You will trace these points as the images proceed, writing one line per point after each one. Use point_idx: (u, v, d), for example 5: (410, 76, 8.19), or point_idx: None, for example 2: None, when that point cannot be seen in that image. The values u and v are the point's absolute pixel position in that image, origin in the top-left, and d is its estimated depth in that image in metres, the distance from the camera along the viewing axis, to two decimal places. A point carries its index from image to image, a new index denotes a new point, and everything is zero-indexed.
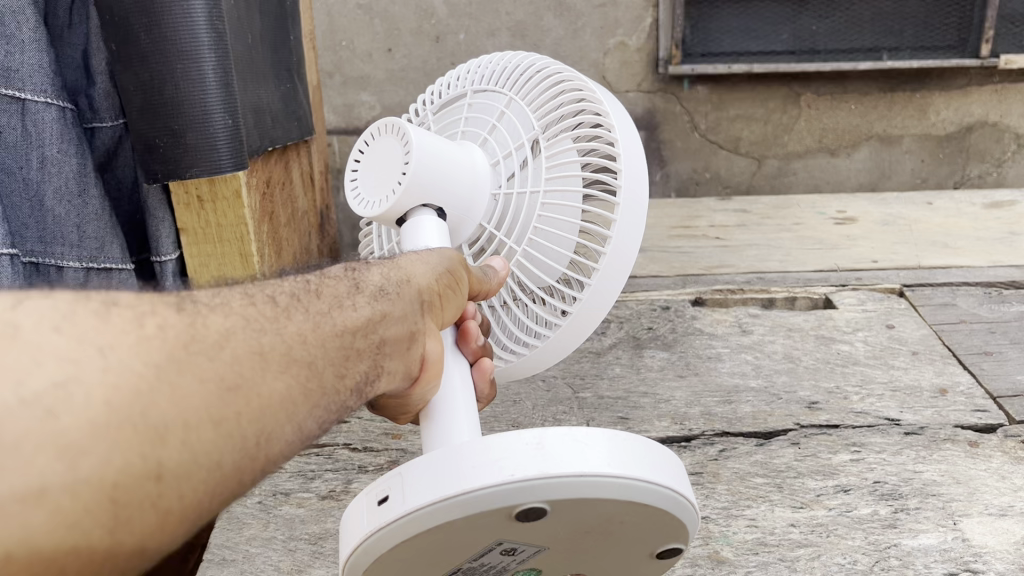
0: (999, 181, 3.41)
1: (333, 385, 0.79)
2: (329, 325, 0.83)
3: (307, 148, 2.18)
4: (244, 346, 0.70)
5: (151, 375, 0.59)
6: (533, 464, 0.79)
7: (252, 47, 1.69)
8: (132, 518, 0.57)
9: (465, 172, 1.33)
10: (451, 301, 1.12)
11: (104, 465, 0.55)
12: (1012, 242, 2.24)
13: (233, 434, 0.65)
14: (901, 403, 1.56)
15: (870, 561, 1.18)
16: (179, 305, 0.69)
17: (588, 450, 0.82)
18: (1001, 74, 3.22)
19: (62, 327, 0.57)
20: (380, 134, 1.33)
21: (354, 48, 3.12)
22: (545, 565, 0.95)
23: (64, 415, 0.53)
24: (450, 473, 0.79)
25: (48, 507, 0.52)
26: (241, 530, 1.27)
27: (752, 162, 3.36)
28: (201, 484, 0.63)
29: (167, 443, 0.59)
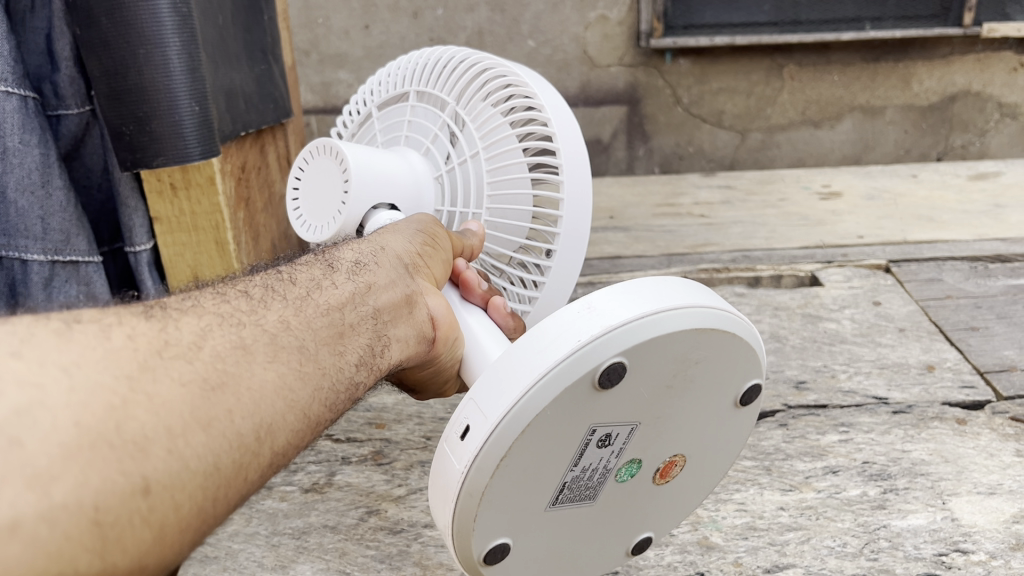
0: (981, 152, 3.40)
1: (331, 365, 0.80)
2: (315, 305, 0.84)
3: (284, 131, 2.14)
4: (221, 342, 0.70)
5: (122, 388, 0.59)
6: (593, 323, 0.83)
7: (223, 27, 1.65)
8: (124, 536, 0.57)
9: (400, 182, 1.38)
10: (439, 263, 1.13)
11: (79, 488, 0.53)
12: (998, 215, 2.23)
13: (225, 433, 0.65)
14: (889, 381, 1.55)
15: (859, 544, 1.17)
16: (148, 313, 0.69)
17: (637, 297, 0.86)
18: (983, 43, 3.20)
19: (20, 352, 0.56)
20: (313, 155, 1.38)
21: (330, 25, 3.06)
22: (647, 454, 0.92)
23: (29, 441, 0.52)
24: (523, 365, 0.83)
25: (24, 540, 0.50)
26: (222, 527, 1.25)
27: (735, 135, 3.34)
28: (197, 490, 0.62)
29: (152, 454, 0.59)
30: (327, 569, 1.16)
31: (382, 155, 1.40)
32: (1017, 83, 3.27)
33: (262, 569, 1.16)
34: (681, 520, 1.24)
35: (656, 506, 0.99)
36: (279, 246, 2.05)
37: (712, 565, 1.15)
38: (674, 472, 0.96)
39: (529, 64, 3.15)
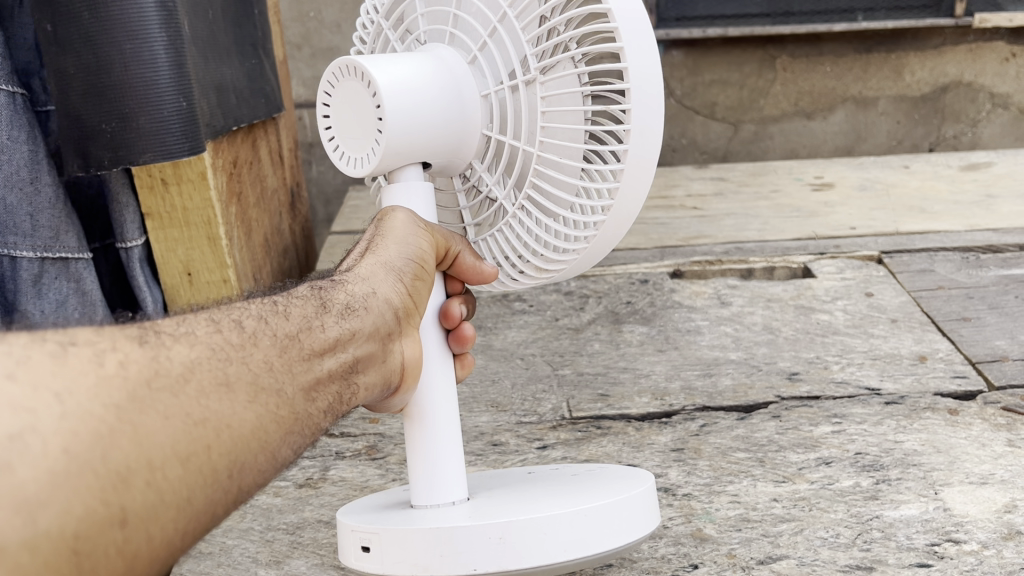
0: (974, 142, 3.39)
1: (304, 410, 0.80)
2: (300, 348, 0.83)
3: (276, 126, 2.14)
4: (210, 375, 0.71)
5: (110, 416, 0.61)
6: (493, 559, 0.95)
7: (214, 22, 1.64)
8: (99, 565, 0.60)
9: (439, 89, 1.08)
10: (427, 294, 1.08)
11: (61, 515, 0.57)
12: (989, 206, 2.23)
13: (201, 469, 0.67)
14: (881, 372, 1.56)
15: (851, 534, 1.18)
16: (142, 337, 0.69)
17: (547, 540, 0.96)
18: (975, 33, 3.22)
19: (14, 374, 0.58)
20: (338, 79, 1.10)
21: (321, 18, 3.12)
22: None
23: (19, 468, 0.55)
24: (425, 555, 0.96)
25: (4, 565, 0.54)
26: (217, 522, 1.25)
27: (728, 127, 3.33)
28: (169, 522, 0.65)
29: (132, 486, 0.62)
30: (322, 564, 1.16)
31: (410, 58, 1.09)
32: (1008, 73, 3.29)
33: (256, 565, 1.16)
34: (674, 513, 1.24)
35: None
36: (272, 242, 2.05)
37: (705, 557, 1.15)
38: None
39: None
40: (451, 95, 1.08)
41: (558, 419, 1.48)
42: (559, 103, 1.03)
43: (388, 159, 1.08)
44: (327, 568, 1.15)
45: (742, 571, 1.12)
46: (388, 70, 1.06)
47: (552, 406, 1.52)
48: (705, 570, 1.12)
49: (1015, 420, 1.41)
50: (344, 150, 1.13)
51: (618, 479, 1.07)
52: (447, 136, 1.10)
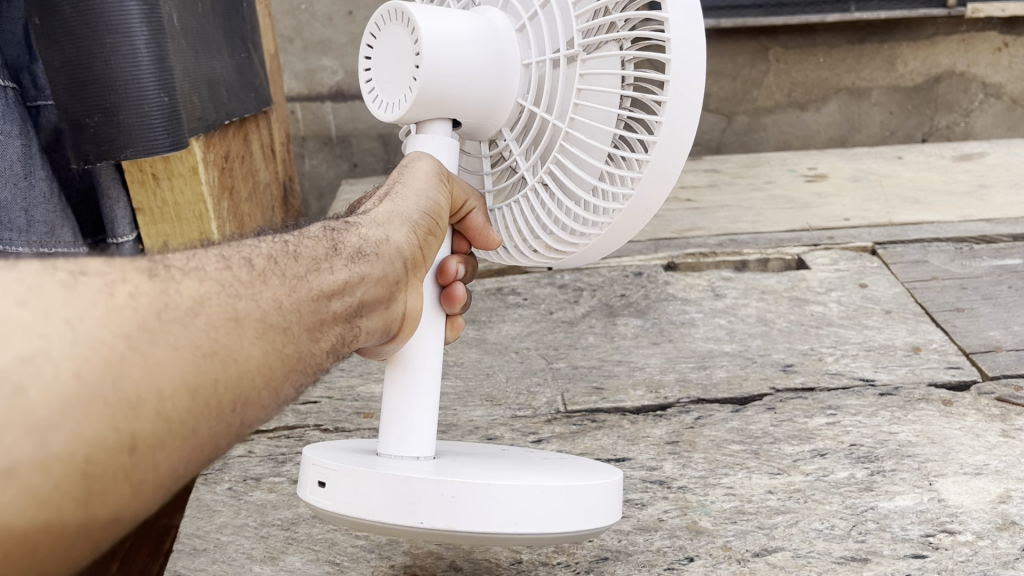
0: (966, 132, 3.41)
1: (307, 349, 0.79)
2: (306, 289, 0.81)
3: (267, 119, 2.13)
4: (218, 310, 0.69)
5: (121, 345, 0.59)
6: (443, 517, 0.94)
7: (203, 16, 1.63)
8: (105, 490, 0.57)
9: (482, 48, 1.10)
10: (432, 252, 1.08)
11: (73, 439, 0.54)
12: (983, 196, 2.23)
13: (207, 401, 0.65)
14: (875, 363, 1.56)
15: (847, 526, 1.18)
16: (151, 272, 0.67)
17: (500, 507, 0.95)
18: (968, 23, 3.21)
19: (27, 300, 0.55)
20: (388, 22, 1.14)
21: (313, 11, 3.11)
22: None
23: (32, 390, 0.52)
24: (380, 500, 0.95)
25: (18, 484, 0.51)
26: (212, 518, 1.25)
27: (721, 119, 3.33)
28: (174, 452, 0.63)
29: (140, 413, 0.59)
30: (318, 559, 1.15)
31: (461, 14, 1.12)
32: (1001, 63, 3.29)
33: (251, 561, 1.16)
34: (670, 506, 1.24)
35: None
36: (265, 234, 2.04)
37: (701, 550, 1.15)
38: None
39: None
40: (491, 57, 1.11)
41: (553, 413, 1.48)
42: (597, 80, 1.05)
43: (417, 107, 1.11)
44: (323, 563, 1.15)
45: (738, 564, 1.12)
46: (435, 22, 1.08)
47: (546, 400, 1.52)
48: (701, 563, 1.12)
49: (1008, 410, 1.41)
50: (380, 95, 1.16)
51: (588, 468, 1.07)
52: (481, 97, 1.12)
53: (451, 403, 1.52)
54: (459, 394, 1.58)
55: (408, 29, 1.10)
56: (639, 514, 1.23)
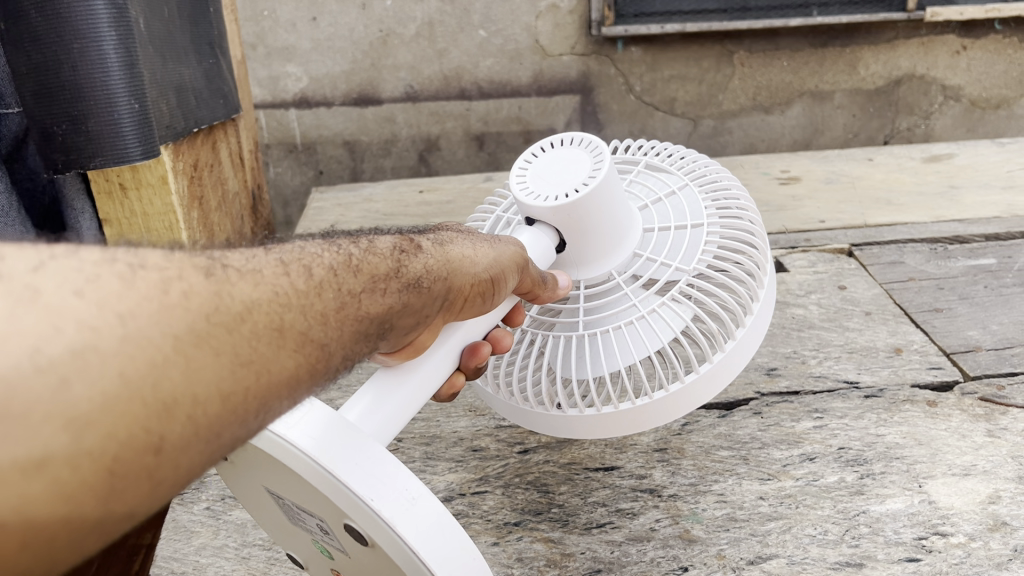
0: (927, 134, 3.46)
1: (339, 369, 0.72)
2: (354, 310, 0.74)
3: (236, 128, 2.08)
4: (269, 318, 0.62)
5: (170, 347, 0.51)
6: (394, 506, 0.79)
7: (169, 20, 1.58)
8: (126, 493, 0.49)
9: (621, 222, 1.29)
10: (479, 307, 1.06)
11: (107, 438, 0.47)
12: (953, 197, 2.25)
13: (238, 411, 0.57)
14: (858, 365, 1.56)
15: (840, 531, 1.17)
16: (207, 269, 0.60)
17: (442, 539, 0.81)
18: (927, 27, 3.24)
19: (82, 289, 0.49)
20: (582, 145, 1.31)
21: (277, 17, 3.06)
22: (345, 562, 0.95)
23: (77, 384, 0.45)
24: (334, 448, 0.80)
25: (47, 480, 0.44)
26: (189, 540, 1.20)
27: (688, 122, 3.36)
28: (200, 458, 0.54)
29: (176, 416, 0.51)
30: None
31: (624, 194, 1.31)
32: (960, 66, 3.33)
33: None
34: (661, 514, 1.22)
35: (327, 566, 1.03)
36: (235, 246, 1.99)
37: (695, 559, 1.13)
38: None
39: (481, 54, 3.17)
40: (619, 230, 1.29)
41: None
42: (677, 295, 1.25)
43: (551, 213, 1.24)
44: None
45: (733, 573, 1.11)
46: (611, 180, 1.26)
47: None
48: (696, 573, 1.11)
49: (992, 410, 1.42)
50: (528, 184, 1.28)
51: None
52: (596, 247, 1.28)
53: (434, 415, 1.49)
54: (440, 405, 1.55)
55: (595, 163, 1.27)
56: (631, 524, 1.21)
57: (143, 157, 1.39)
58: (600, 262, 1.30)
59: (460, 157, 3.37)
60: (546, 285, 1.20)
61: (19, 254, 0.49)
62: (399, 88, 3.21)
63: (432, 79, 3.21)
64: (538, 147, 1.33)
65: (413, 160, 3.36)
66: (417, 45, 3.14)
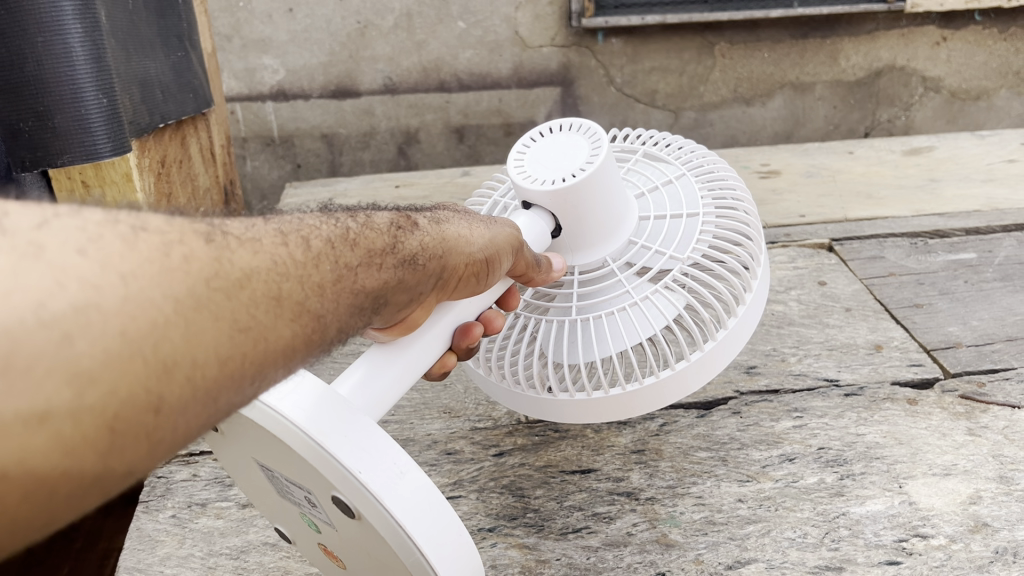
0: (907, 126, 3.46)
1: (334, 341, 0.72)
2: (350, 283, 0.74)
3: (207, 122, 2.03)
4: (268, 286, 0.63)
5: (169, 309, 0.53)
6: (382, 480, 0.80)
7: (134, 11, 1.54)
8: (126, 450, 0.51)
9: (618, 209, 1.27)
10: (473, 285, 1.04)
11: (107, 395, 0.48)
12: (933, 190, 2.24)
13: (234, 375, 0.58)
14: (839, 362, 1.54)
15: (819, 533, 1.15)
16: (207, 235, 0.61)
17: (429, 512, 0.82)
18: (908, 18, 3.23)
19: (85, 250, 0.50)
20: (580, 130, 1.29)
21: (252, 8, 3.00)
22: (327, 538, 0.95)
23: (79, 340, 0.47)
24: (325, 422, 0.80)
25: (49, 431, 0.45)
26: (154, 550, 1.16)
27: (669, 114, 3.33)
28: (196, 420, 0.56)
29: (173, 377, 0.53)
30: None
31: (621, 181, 1.29)
32: (940, 57, 3.32)
33: None
34: (639, 518, 1.20)
35: (308, 542, 1.03)
36: None
37: (673, 564, 1.11)
38: (340, 561, 1.00)
39: (460, 45, 3.13)
40: (616, 218, 1.27)
41: (514, 424, 1.43)
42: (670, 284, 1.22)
43: (546, 198, 1.23)
44: None
45: None
46: (608, 167, 1.24)
47: (507, 410, 1.46)
48: None
49: (973, 408, 1.40)
50: (525, 168, 1.27)
51: None
52: (591, 235, 1.26)
53: (407, 417, 1.46)
54: (415, 406, 1.51)
55: (593, 149, 1.24)
56: (608, 529, 1.18)
57: (112, 154, 1.38)
58: (593, 248, 1.28)
59: (440, 150, 3.33)
60: (540, 269, 1.18)
61: (25, 210, 0.50)
62: (378, 80, 3.17)
63: (411, 71, 3.16)
64: (536, 130, 1.31)
65: (392, 153, 3.32)
66: (396, 36, 3.09)
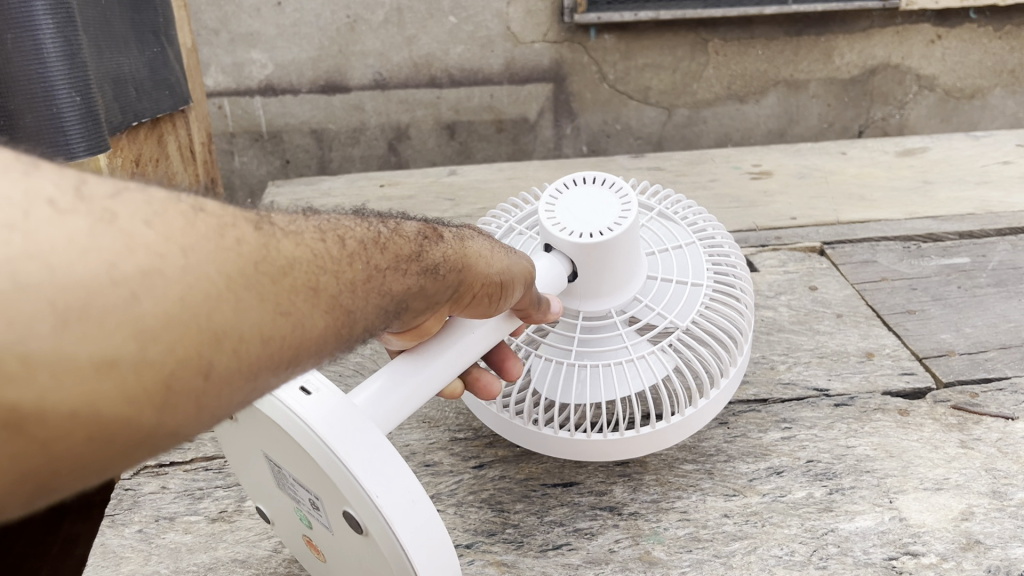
0: (901, 124, 3.42)
1: (359, 341, 0.70)
2: (379, 285, 0.71)
3: (186, 120, 1.99)
4: (313, 277, 0.62)
5: (222, 284, 0.52)
6: (397, 505, 0.77)
7: (107, 6, 1.50)
8: (176, 414, 0.50)
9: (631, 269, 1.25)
10: (485, 308, 1.00)
11: (166, 353, 0.48)
12: (927, 192, 2.20)
13: (275, 356, 0.57)
14: (829, 370, 1.50)
15: (807, 551, 1.12)
16: (256, 223, 0.61)
17: (434, 542, 0.80)
18: (903, 16, 3.19)
19: (151, 220, 0.50)
20: (603, 182, 1.26)
21: (239, 2, 2.95)
22: (322, 538, 0.93)
23: (144, 300, 0.47)
24: (348, 435, 0.78)
25: (113, 380, 0.45)
26: (118, 567, 1.12)
27: (661, 112, 3.30)
28: (236, 396, 0.55)
29: (223, 347, 0.52)
30: None
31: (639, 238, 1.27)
32: (935, 56, 3.28)
33: None
34: (621, 535, 1.16)
35: (299, 538, 1.01)
36: None
37: None
38: (326, 559, 0.98)
39: (451, 41, 3.08)
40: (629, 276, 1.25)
41: (495, 435, 1.39)
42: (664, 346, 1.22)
43: (570, 250, 1.20)
44: None
45: None
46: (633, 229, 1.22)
47: None
48: None
49: (966, 419, 1.37)
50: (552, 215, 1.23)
51: None
52: (603, 291, 1.24)
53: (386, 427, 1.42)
54: None
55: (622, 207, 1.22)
56: (589, 545, 1.14)
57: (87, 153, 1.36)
58: (603, 298, 1.25)
59: (431, 146, 3.29)
60: (542, 307, 1.14)
61: (98, 181, 0.51)
62: (367, 76, 3.12)
63: (401, 67, 3.12)
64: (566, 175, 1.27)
65: (381, 150, 3.27)
66: (385, 32, 3.04)
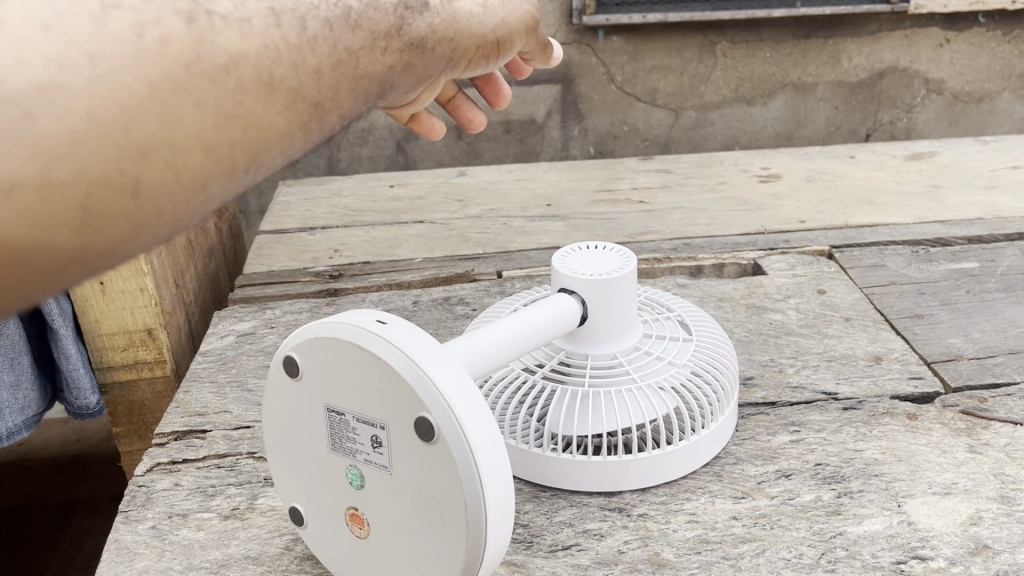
0: (909, 128, 3.42)
1: (331, 121, 0.75)
2: (354, 61, 0.76)
3: None
4: (255, 71, 0.65)
5: (142, 92, 0.56)
6: (468, 407, 0.92)
7: None
8: (104, 226, 0.57)
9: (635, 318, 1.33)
10: (494, 43, 1.07)
11: (78, 173, 0.54)
12: (935, 197, 2.21)
13: (222, 162, 0.64)
14: (837, 374, 1.51)
15: (816, 554, 1.12)
16: (192, 10, 0.62)
17: (493, 447, 0.93)
18: (911, 19, 3.20)
19: (49, 25, 0.53)
20: (605, 249, 1.38)
21: None
22: (369, 494, 1.01)
23: (40, 118, 0.51)
24: (426, 353, 0.94)
25: (15, 202, 0.51)
26: (132, 563, 1.13)
27: (668, 114, 3.30)
28: (182, 198, 0.62)
29: (151, 159, 0.58)
30: None
31: None
32: (943, 60, 3.29)
33: None
34: (630, 536, 1.17)
35: (330, 512, 1.07)
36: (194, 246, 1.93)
37: None
38: (361, 529, 1.04)
39: None
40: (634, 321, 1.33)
41: None
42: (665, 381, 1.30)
43: (586, 289, 1.28)
44: None
45: None
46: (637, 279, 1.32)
47: None
48: None
49: (974, 424, 1.37)
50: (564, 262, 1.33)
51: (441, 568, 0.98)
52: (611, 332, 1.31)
53: None
54: None
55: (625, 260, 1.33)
56: (598, 546, 1.15)
57: None
58: (608, 343, 1.31)
59: (439, 147, 3.29)
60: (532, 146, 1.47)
61: None
62: None
63: None
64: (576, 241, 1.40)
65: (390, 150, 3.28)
66: None
